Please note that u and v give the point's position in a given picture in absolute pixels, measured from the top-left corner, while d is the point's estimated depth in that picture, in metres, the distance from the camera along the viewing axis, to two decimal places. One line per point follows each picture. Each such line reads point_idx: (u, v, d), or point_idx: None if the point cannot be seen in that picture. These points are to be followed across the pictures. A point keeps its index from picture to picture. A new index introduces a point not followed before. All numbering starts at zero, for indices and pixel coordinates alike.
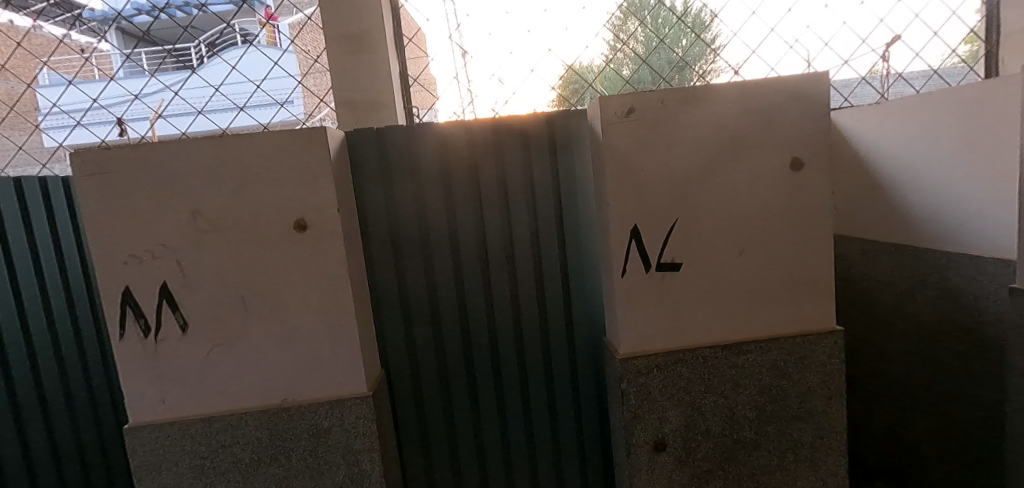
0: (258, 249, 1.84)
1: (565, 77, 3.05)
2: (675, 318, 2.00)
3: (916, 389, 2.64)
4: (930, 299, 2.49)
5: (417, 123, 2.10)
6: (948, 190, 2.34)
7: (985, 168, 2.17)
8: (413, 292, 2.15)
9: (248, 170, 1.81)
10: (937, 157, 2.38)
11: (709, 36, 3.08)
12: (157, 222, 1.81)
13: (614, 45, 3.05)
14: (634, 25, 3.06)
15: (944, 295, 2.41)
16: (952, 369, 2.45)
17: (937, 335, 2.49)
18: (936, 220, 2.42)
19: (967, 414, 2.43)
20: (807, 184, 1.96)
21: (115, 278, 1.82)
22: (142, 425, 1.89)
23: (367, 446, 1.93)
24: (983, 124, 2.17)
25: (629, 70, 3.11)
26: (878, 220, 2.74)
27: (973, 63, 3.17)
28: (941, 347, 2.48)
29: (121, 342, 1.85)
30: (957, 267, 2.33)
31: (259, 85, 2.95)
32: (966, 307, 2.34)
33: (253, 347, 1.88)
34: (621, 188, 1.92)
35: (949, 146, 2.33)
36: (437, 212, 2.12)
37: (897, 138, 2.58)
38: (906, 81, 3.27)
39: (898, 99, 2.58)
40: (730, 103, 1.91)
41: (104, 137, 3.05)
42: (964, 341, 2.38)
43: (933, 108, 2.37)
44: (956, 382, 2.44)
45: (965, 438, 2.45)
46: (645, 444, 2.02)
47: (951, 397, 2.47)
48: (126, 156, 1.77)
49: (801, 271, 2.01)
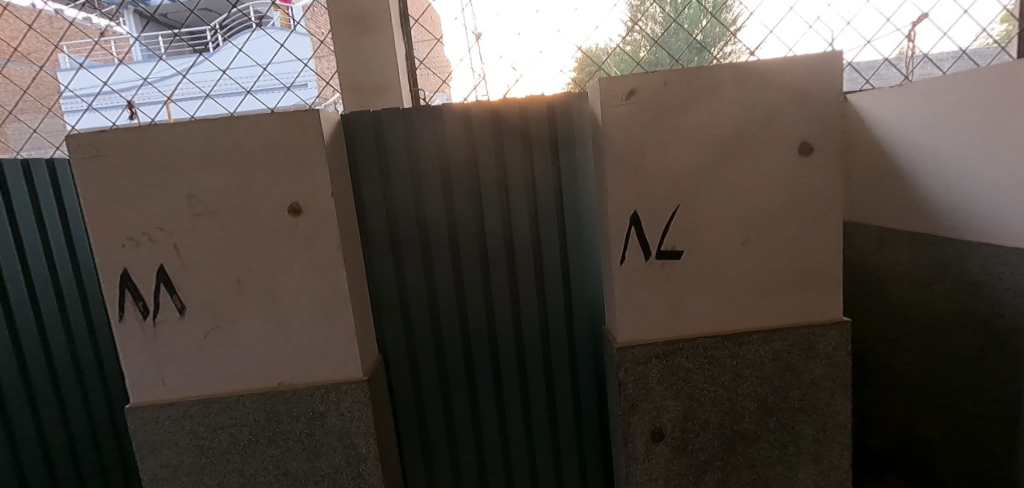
0: (253, 232, 1.84)
1: (578, 60, 2.97)
2: (676, 308, 1.96)
3: (929, 382, 2.57)
4: (948, 289, 2.40)
5: (415, 107, 2.07)
6: (969, 177, 2.24)
7: (1009, 154, 2.07)
8: (412, 278, 2.14)
9: (243, 153, 1.80)
10: (959, 142, 2.28)
11: (729, 18, 2.98)
12: (154, 205, 1.81)
13: (631, 26, 2.97)
14: (653, 6, 2.98)
15: (962, 286, 2.33)
16: (968, 362, 2.38)
17: (953, 325, 2.41)
18: (955, 208, 2.32)
19: (982, 408, 2.35)
20: (817, 170, 1.88)
21: (113, 260, 1.84)
22: (143, 405, 1.92)
23: (364, 431, 1.94)
24: (1008, 108, 2.06)
25: (645, 51, 3.02)
26: (896, 208, 2.64)
27: (1005, 44, 3.04)
28: (958, 338, 2.40)
29: (121, 324, 1.88)
30: (977, 258, 2.25)
31: (266, 67, 2.89)
32: (985, 298, 2.25)
33: (250, 331, 1.89)
34: (621, 173, 1.87)
35: (972, 130, 2.22)
36: (435, 198, 2.10)
37: (917, 123, 2.47)
38: (934, 63, 3.13)
39: (921, 80, 2.46)
40: (737, 85, 1.84)
41: (114, 120, 3.02)
42: (981, 334, 2.29)
43: (956, 91, 2.27)
44: (972, 376, 2.37)
45: (979, 432, 2.38)
46: (642, 434, 2.00)
47: (965, 391, 2.41)
48: (122, 139, 1.77)
49: (807, 261, 1.94)
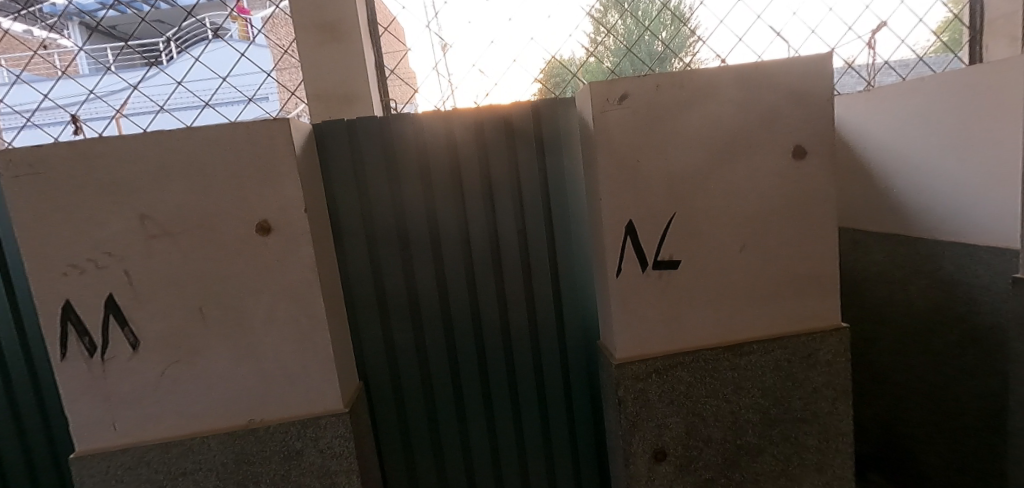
0: (217, 254, 1.66)
1: (545, 70, 2.89)
2: (675, 320, 1.87)
3: (909, 382, 2.57)
4: (925, 289, 2.40)
5: (392, 114, 1.93)
6: (940, 179, 2.25)
7: (979, 155, 2.08)
8: (393, 297, 1.99)
9: (204, 167, 1.63)
10: (928, 143, 2.29)
11: (690, 27, 2.95)
12: (101, 228, 1.61)
13: (594, 38, 2.89)
14: (614, 17, 2.91)
15: (937, 285, 2.33)
16: (946, 360, 2.38)
17: (932, 324, 2.41)
18: (928, 210, 2.33)
19: (963, 405, 2.34)
20: (811, 174, 1.84)
21: (54, 291, 1.63)
22: (90, 453, 1.70)
23: (345, 469, 1.77)
24: (976, 111, 2.07)
25: (610, 62, 2.93)
26: (869, 209, 2.65)
27: (957, 51, 3.07)
28: (936, 336, 2.40)
29: (64, 363, 1.66)
30: (951, 256, 2.25)
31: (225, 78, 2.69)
32: (962, 296, 2.25)
33: (215, 364, 1.71)
34: (614, 181, 1.78)
35: (940, 132, 2.23)
36: (416, 212, 1.96)
37: (886, 127, 2.49)
38: (893, 68, 3.11)
39: (888, 85, 2.48)
40: (729, 88, 1.78)
41: (56, 137, 2.74)
42: (959, 331, 2.29)
43: (920, 94, 2.29)
44: (952, 373, 2.36)
45: (961, 430, 2.37)
46: (644, 454, 1.90)
47: (947, 390, 2.40)
48: (62, 154, 1.57)
49: (804, 267, 1.89)
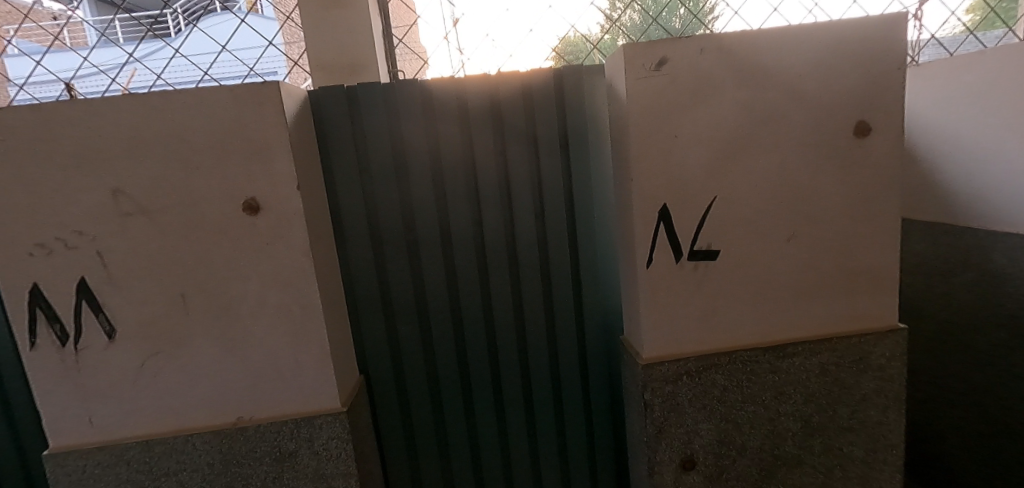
0: (202, 235, 1.48)
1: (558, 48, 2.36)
2: (711, 317, 1.67)
3: (935, 383, 2.30)
4: (967, 282, 2.09)
5: (397, 81, 1.72)
6: (1005, 166, 1.86)
7: None
8: (396, 285, 1.80)
9: (186, 137, 1.44)
10: (988, 125, 1.91)
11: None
12: (70, 204, 1.43)
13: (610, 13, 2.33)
14: None
15: (984, 279, 2.01)
16: (987, 359, 2.07)
17: (973, 320, 2.10)
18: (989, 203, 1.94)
19: (1002, 406, 2.05)
20: (873, 156, 1.61)
21: (19, 273, 1.46)
22: (65, 451, 1.55)
23: (342, 473, 1.61)
24: None
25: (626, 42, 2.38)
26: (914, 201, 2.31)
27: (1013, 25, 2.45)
28: (978, 333, 2.09)
29: (33, 352, 1.50)
30: (1004, 248, 1.92)
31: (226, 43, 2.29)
32: (1011, 293, 1.93)
33: (201, 357, 1.54)
34: (646, 160, 1.57)
35: (1005, 110, 1.84)
36: (422, 191, 1.76)
37: (942, 107, 2.09)
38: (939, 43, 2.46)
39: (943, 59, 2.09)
40: (785, 54, 1.55)
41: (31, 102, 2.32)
42: (1004, 329, 1.99)
43: (968, 70, 1.96)
44: (992, 374, 2.07)
45: (995, 433, 2.10)
46: (671, 463, 1.72)
47: (982, 390, 2.11)
48: (27, 120, 1.39)
49: (859, 261, 1.67)
